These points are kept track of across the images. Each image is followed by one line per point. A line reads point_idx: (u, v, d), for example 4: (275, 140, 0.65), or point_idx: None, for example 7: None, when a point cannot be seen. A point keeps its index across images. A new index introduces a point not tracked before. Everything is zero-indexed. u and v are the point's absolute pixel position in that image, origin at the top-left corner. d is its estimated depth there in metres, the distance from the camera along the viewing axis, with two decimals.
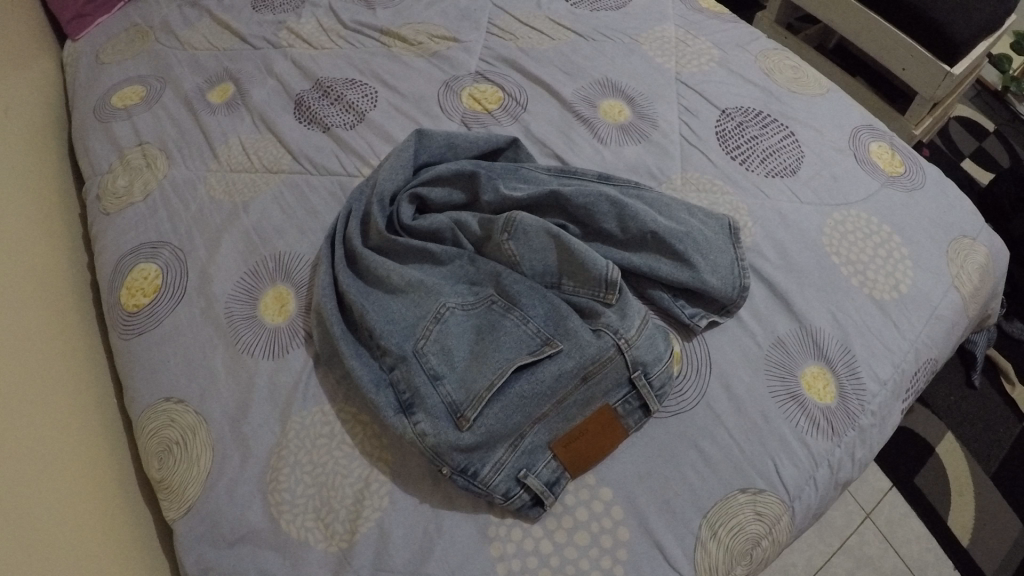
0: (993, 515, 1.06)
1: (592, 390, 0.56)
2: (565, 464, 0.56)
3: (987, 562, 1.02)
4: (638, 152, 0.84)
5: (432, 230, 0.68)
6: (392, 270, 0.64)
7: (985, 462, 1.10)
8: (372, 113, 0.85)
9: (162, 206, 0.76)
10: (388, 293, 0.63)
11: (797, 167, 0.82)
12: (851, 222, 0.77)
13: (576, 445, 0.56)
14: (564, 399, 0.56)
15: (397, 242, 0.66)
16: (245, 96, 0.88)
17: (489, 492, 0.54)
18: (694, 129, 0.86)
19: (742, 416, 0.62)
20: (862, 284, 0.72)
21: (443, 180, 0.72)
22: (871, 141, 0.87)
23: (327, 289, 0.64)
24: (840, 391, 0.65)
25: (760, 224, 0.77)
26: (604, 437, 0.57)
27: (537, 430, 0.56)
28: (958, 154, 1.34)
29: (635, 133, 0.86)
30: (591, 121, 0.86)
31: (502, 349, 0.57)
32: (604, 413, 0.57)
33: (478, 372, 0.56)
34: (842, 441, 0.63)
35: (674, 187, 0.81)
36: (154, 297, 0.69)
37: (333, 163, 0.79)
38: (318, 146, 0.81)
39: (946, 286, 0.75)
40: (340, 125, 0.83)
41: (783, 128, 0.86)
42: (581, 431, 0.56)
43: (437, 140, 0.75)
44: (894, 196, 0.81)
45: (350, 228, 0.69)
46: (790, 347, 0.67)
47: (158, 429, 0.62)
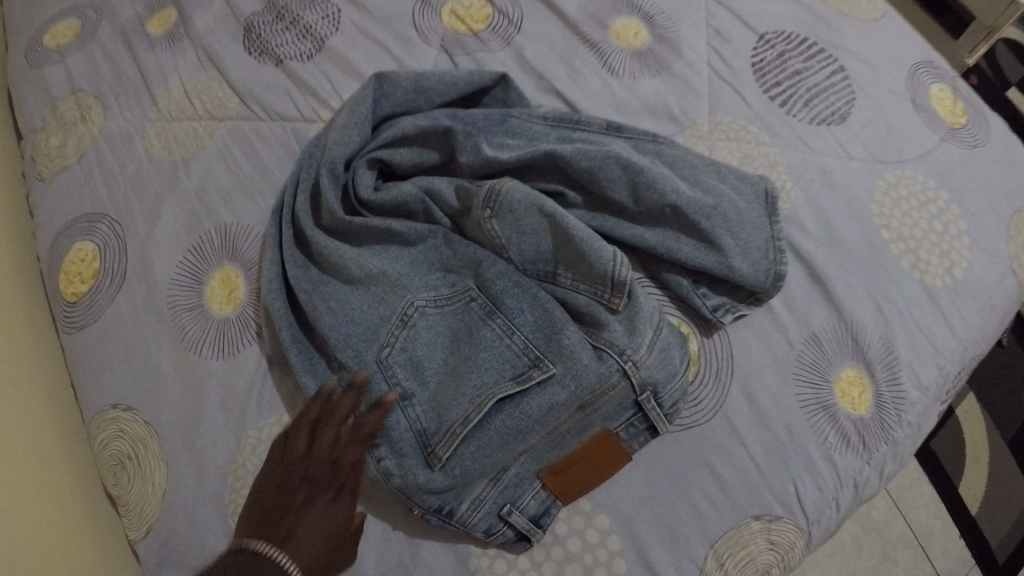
0: (1004, 481, 1.00)
1: (589, 417, 0.50)
2: (555, 493, 0.50)
3: (993, 532, 0.98)
4: (656, 88, 0.71)
5: (398, 203, 0.57)
6: (353, 257, 0.55)
7: (1005, 426, 1.03)
8: (335, 42, 0.70)
9: (97, 170, 0.66)
10: (349, 285, 0.55)
11: (847, 112, 0.70)
12: (903, 186, 0.66)
13: (568, 474, 0.50)
14: (558, 427, 0.50)
15: (355, 221, 0.56)
16: (190, 24, 0.73)
17: (469, 530, 0.49)
18: (725, 59, 0.73)
19: (763, 431, 0.54)
20: (913, 267, 0.62)
21: (410, 139, 0.60)
22: (931, 82, 0.73)
23: (274, 283, 0.55)
24: (876, 400, 0.57)
25: (799, 184, 0.66)
26: (603, 463, 0.51)
27: (522, 461, 0.50)
28: (1005, 81, 1.12)
29: (654, 64, 0.73)
30: (600, 47, 0.73)
31: (484, 370, 0.50)
32: (604, 439, 0.50)
33: (457, 398, 0.49)
34: (872, 458, 0.56)
35: (699, 135, 0.69)
36: (94, 285, 0.61)
37: (289, 107, 0.67)
38: (271, 83, 0.68)
39: (1005, 271, 0.65)
40: (295, 56, 0.70)
41: (832, 60, 0.73)
42: (575, 459, 0.50)
43: (401, 86, 0.62)
44: (955, 154, 0.69)
45: (298, 201, 0.58)
46: (825, 345, 0.57)
47: (109, 441, 0.56)
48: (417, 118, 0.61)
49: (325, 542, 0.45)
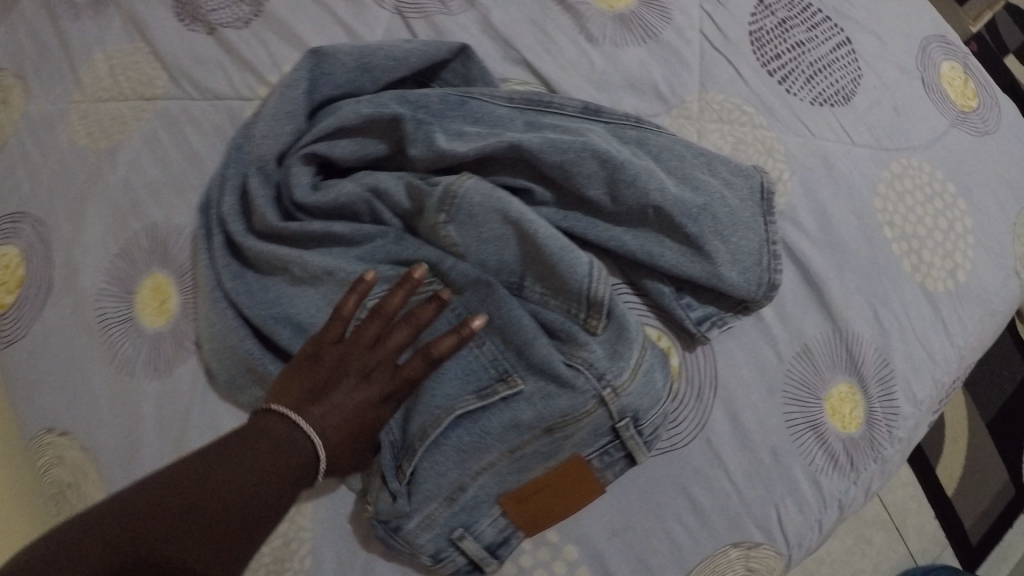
0: (981, 465, 0.98)
1: (557, 442, 0.46)
2: (516, 522, 0.47)
3: (967, 515, 0.96)
4: (641, 58, 0.62)
5: (340, 204, 0.51)
6: (295, 262, 0.50)
7: (984, 409, 1.00)
8: (274, 5, 0.61)
9: (18, 162, 0.60)
10: (290, 295, 0.50)
11: (852, 92, 0.63)
12: (909, 177, 0.60)
13: (531, 501, 0.47)
14: (519, 450, 0.46)
15: (294, 225, 0.51)
16: None
17: (415, 551, 0.46)
18: (719, 25, 0.64)
19: (746, 455, 0.50)
20: (916, 269, 0.57)
21: (352, 129, 0.52)
22: (942, 59, 0.66)
23: (212, 296, 0.50)
24: (869, 416, 0.53)
25: (798, 174, 0.59)
26: (572, 493, 0.47)
27: (482, 484, 0.46)
28: (1003, 49, 1.03)
29: (639, 29, 0.63)
30: (577, 10, 0.63)
31: (442, 383, 0.46)
32: (574, 465, 0.47)
33: (416, 413, 0.46)
34: (859, 478, 0.53)
35: (688, 115, 0.60)
36: (20, 295, 0.56)
37: (222, 83, 0.59)
38: (201, 56, 0.60)
39: (1008, 273, 0.61)
40: (230, 23, 0.61)
41: (837, 31, 0.65)
42: (540, 485, 0.47)
43: (344, 66, 0.55)
44: (964, 141, 0.63)
45: (228, 200, 0.52)
46: (817, 358, 0.53)
47: (47, 467, 0.52)
48: (361, 104, 0.53)
49: (350, 437, 0.44)
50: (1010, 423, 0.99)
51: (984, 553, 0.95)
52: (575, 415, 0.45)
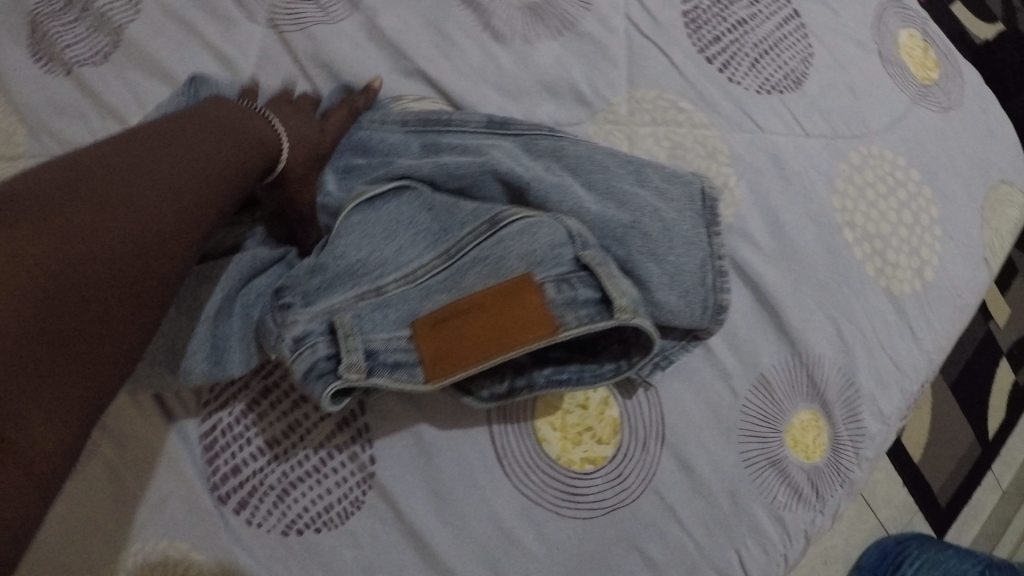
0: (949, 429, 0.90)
1: (503, 254, 0.42)
2: (425, 343, 0.42)
3: (937, 484, 0.89)
4: (556, 53, 0.55)
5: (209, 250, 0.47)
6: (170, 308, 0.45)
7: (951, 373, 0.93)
8: (139, 34, 0.54)
9: None
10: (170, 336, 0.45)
11: (803, 74, 0.56)
12: (870, 169, 0.55)
13: (459, 320, 0.42)
14: (460, 253, 0.43)
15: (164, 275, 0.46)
16: None
17: (280, 336, 0.42)
18: (647, 9, 0.56)
19: (702, 501, 0.47)
20: (879, 273, 0.53)
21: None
22: (900, 28, 0.60)
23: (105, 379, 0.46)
24: (833, 443, 0.50)
25: (745, 178, 0.53)
26: (517, 323, 0.41)
27: (408, 290, 0.43)
28: None
29: (555, 19, 0.55)
30: (480, 1, 0.55)
31: (381, 221, 0.45)
32: (522, 285, 0.42)
33: (350, 236, 0.44)
34: (825, 506, 0.50)
35: (616, 120, 0.54)
36: None
37: (86, 135, 0.53)
38: (66, 103, 0.53)
39: (977, 262, 0.56)
40: (86, 61, 0.54)
41: (782, 4, 0.58)
42: (475, 302, 0.42)
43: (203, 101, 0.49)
44: (925, 119, 0.57)
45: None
46: (776, 388, 0.49)
47: None
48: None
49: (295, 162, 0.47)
50: (972, 382, 0.91)
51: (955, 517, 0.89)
52: (521, 235, 0.43)
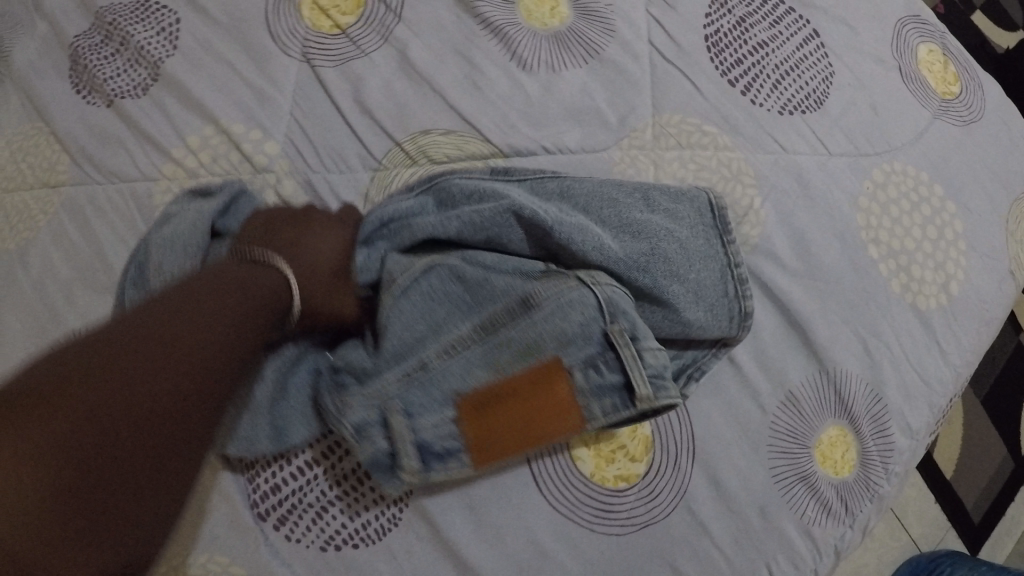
0: (977, 442, 0.98)
1: (537, 336, 0.44)
2: (467, 427, 0.44)
3: (968, 496, 0.95)
4: (581, 80, 0.56)
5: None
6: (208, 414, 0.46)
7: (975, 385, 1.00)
8: (178, 68, 0.56)
9: None
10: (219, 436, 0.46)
11: (824, 94, 0.57)
12: (893, 184, 0.55)
13: (497, 407, 0.44)
14: (494, 331, 0.45)
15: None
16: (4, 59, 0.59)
17: (339, 422, 0.45)
18: (667, 33, 0.58)
19: (733, 518, 0.47)
20: (905, 289, 0.53)
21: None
22: (920, 42, 0.61)
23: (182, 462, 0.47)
24: (862, 458, 0.50)
25: (769, 198, 0.54)
26: (556, 408, 0.44)
27: (446, 366, 0.45)
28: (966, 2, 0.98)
29: (578, 47, 0.57)
30: (507, 31, 0.57)
31: (414, 302, 0.46)
32: (551, 369, 0.44)
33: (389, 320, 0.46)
34: (855, 522, 0.50)
35: (641, 144, 0.55)
36: None
37: (128, 164, 0.54)
38: (107, 134, 0.55)
39: (1003, 276, 0.56)
40: (126, 92, 0.56)
41: (802, 24, 0.59)
42: (510, 387, 0.44)
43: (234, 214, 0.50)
44: (947, 134, 0.58)
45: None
46: (804, 404, 0.50)
47: None
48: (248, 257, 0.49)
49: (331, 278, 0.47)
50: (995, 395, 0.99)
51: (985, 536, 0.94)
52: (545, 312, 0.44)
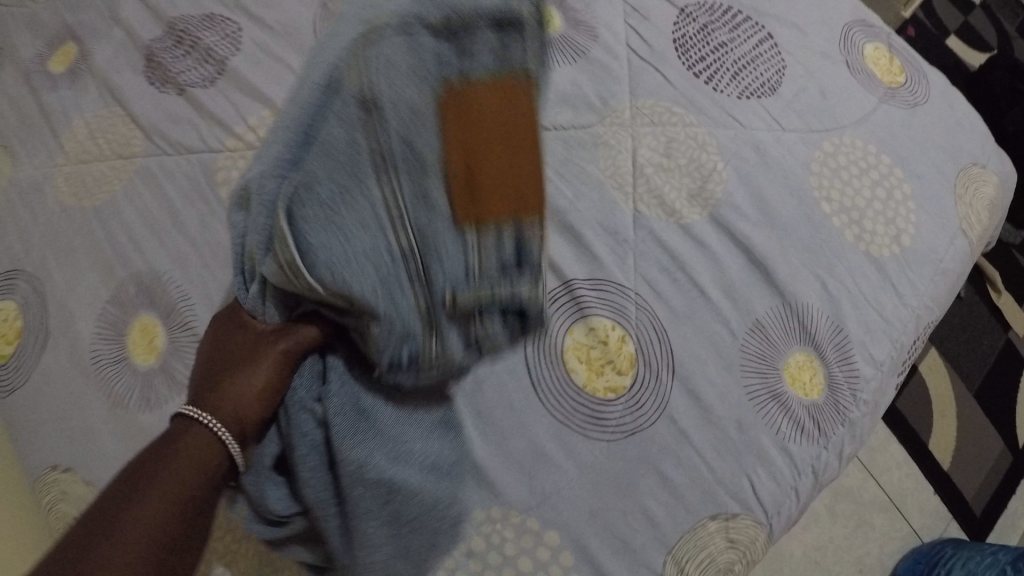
0: (973, 433, 1.06)
1: (410, 101, 0.45)
2: (486, 213, 0.45)
3: (967, 486, 1.02)
4: (572, 77, 0.66)
5: (308, 485, 0.48)
6: (377, 530, 0.47)
7: (969, 379, 1.08)
8: (240, 64, 0.66)
9: (8, 221, 0.63)
10: (414, 527, 0.48)
11: (778, 83, 0.66)
12: (843, 153, 0.63)
13: (483, 184, 0.45)
14: (381, 154, 0.44)
15: (326, 522, 0.49)
16: (89, 59, 0.70)
17: (448, 349, 0.47)
18: (644, 38, 0.67)
19: (712, 428, 0.53)
20: (859, 239, 0.60)
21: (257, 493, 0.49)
22: (865, 42, 0.70)
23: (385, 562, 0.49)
24: (829, 382, 0.56)
25: (732, 164, 0.62)
26: (492, 126, 0.45)
27: (427, 223, 0.45)
28: (942, 31, 1.22)
29: (568, 50, 0.67)
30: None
31: (346, 270, 0.43)
32: (451, 95, 0.46)
33: (342, 288, 0.43)
34: (829, 442, 0.55)
35: (622, 123, 0.63)
36: (19, 344, 0.58)
37: (193, 138, 0.63)
38: (174, 114, 0.65)
39: (954, 231, 0.63)
40: (198, 83, 0.66)
41: (759, 28, 0.68)
42: (468, 160, 0.45)
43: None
44: (892, 114, 0.66)
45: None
46: (770, 332, 0.56)
47: (52, 503, 0.54)
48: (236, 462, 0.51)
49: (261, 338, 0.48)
50: (988, 389, 1.08)
51: (989, 523, 1.01)
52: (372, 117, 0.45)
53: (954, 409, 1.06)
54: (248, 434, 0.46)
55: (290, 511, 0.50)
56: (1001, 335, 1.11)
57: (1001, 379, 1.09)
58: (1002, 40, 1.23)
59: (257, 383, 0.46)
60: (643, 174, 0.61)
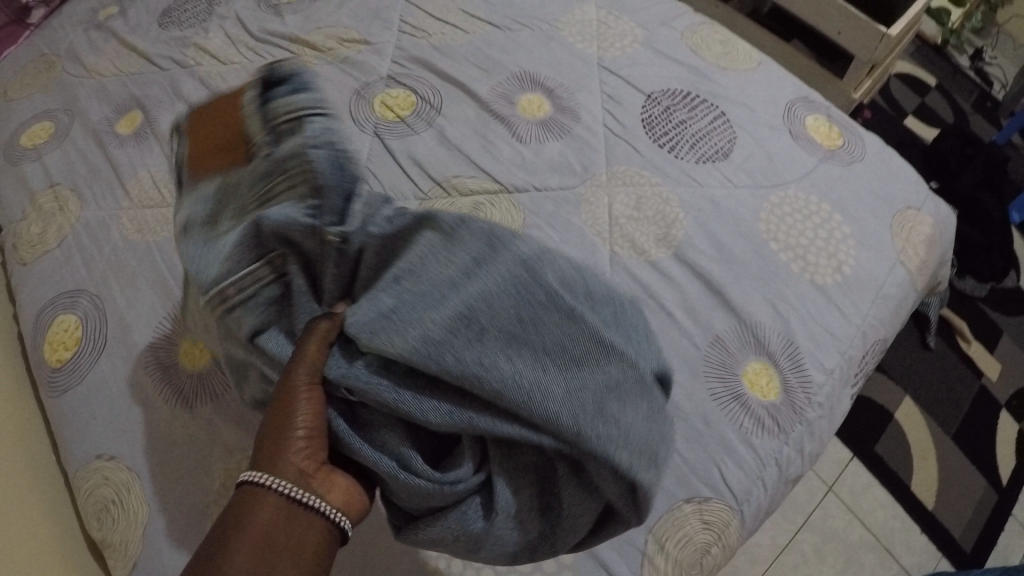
0: (955, 474, 1.08)
1: (197, 192, 0.55)
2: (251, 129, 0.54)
3: (954, 525, 1.04)
4: (559, 149, 0.78)
5: (421, 417, 0.43)
6: (504, 361, 0.43)
7: (946, 424, 1.12)
8: None
9: (76, 251, 0.73)
10: (535, 326, 0.45)
11: (730, 148, 0.78)
12: (787, 204, 0.75)
13: (239, 137, 0.55)
14: (215, 220, 0.52)
15: (475, 422, 0.43)
16: (153, 124, 0.82)
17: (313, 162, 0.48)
18: (619, 120, 0.80)
19: (683, 423, 0.61)
20: (804, 269, 0.70)
21: (416, 489, 0.45)
22: (807, 114, 0.84)
23: (561, 384, 0.43)
24: (784, 386, 0.64)
25: (692, 215, 0.73)
26: (196, 141, 0.58)
27: (255, 169, 0.51)
28: (901, 112, 1.40)
29: (556, 128, 0.80)
30: (510, 120, 0.80)
31: (232, 249, 0.47)
32: (196, 156, 0.57)
33: (238, 256, 0.47)
34: (789, 438, 0.63)
35: (599, 184, 0.75)
36: (76, 350, 0.66)
37: None
38: None
39: (891, 262, 0.74)
40: None
41: (713, 108, 0.82)
42: (230, 144, 0.55)
43: (403, 535, 0.49)
44: (831, 171, 0.78)
45: (617, 460, 0.42)
46: (729, 344, 0.65)
47: (93, 489, 0.61)
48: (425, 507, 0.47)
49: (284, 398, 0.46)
50: (967, 433, 1.11)
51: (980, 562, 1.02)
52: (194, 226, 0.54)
53: (932, 451, 1.09)
54: (310, 475, 0.42)
55: (461, 471, 0.45)
56: (974, 383, 1.15)
57: (978, 423, 1.12)
58: (957, 114, 1.40)
59: (297, 424, 0.44)
60: (617, 224, 0.73)
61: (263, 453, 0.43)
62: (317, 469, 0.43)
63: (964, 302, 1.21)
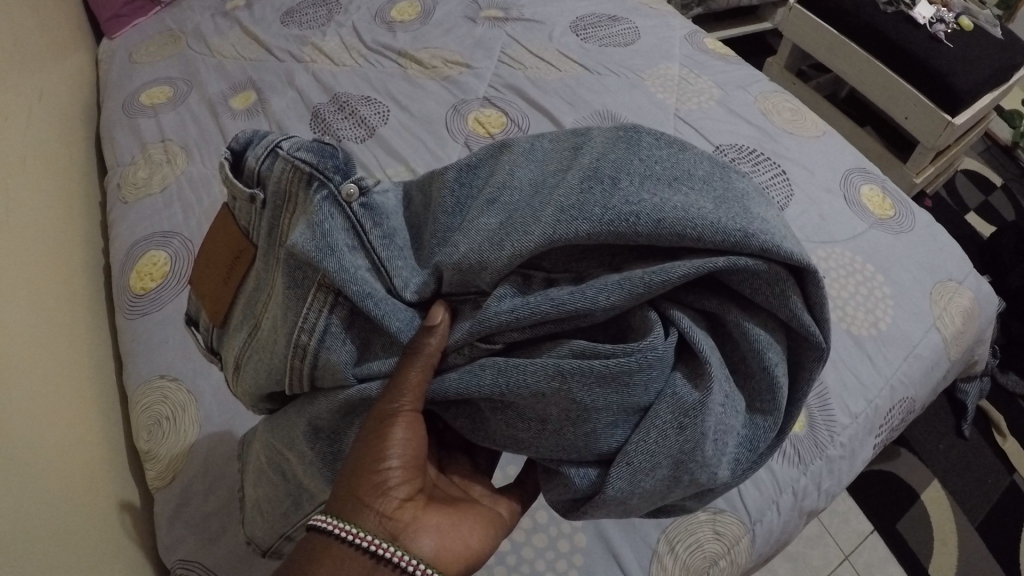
0: (977, 566, 1.03)
1: (243, 314, 0.51)
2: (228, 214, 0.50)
3: None
4: None
5: (590, 303, 0.37)
6: (648, 195, 0.37)
7: (972, 514, 1.08)
8: (386, 133, 0.88)
9: (176, 199, 0.81)
10: (664, 164, 0.40)
11: (784, 204, 0.83)
12: (833, 259, 0.78)
13: (216, 242, 0.52)
14: (262, 306, 0.48)
15: (648, 278, 0.36)
16: (265, 104, 0.93)
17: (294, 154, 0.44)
18: None
19: None
20: (841, 320, 0.74)
21: (606, 377, 0.38)
22: (863, 184, 0.88)
23: (709, 201, 0.38)
24: (809, 421, 0.67)
25: None
26: (200, 276, 0.53)
27: (266, 227, 0.47)
28: (963, 207, 1.43)
29: None
30: None
31: (290, 292, 0.44)
32: (209, 304, 0.53)
33: (298, 298, 0.43)
34: (808, 470, 0.65)
35: None
36: (161, 283, 0.74)
37: None
38: None
39: (928, 326, 0.76)
40: (351, 139, 0.88)
41: (774, 165, 0.86)
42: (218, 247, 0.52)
43: (614, 480, 0.39)
44: (881, 237, 0.82)
45: (790, 251, 0.37)
46: None
47: (151, 404, 0.66)
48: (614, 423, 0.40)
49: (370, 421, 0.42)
50: (998, 528, 1.06)
51: None
52: (243, 332, 0.50)
53: (954, 538, 1.05)
54: (398, 516, 0.40)
55: (656, 334, 0.38)
56: (1007, 477, 1.11)
57: (1009, 520, 1.07)
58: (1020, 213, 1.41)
59: (394, 453, 0.40)
60: None
61: (354, 485, 0.40)
62: (407, 507, 0.40)
63: (1005, 398, 1.19)
